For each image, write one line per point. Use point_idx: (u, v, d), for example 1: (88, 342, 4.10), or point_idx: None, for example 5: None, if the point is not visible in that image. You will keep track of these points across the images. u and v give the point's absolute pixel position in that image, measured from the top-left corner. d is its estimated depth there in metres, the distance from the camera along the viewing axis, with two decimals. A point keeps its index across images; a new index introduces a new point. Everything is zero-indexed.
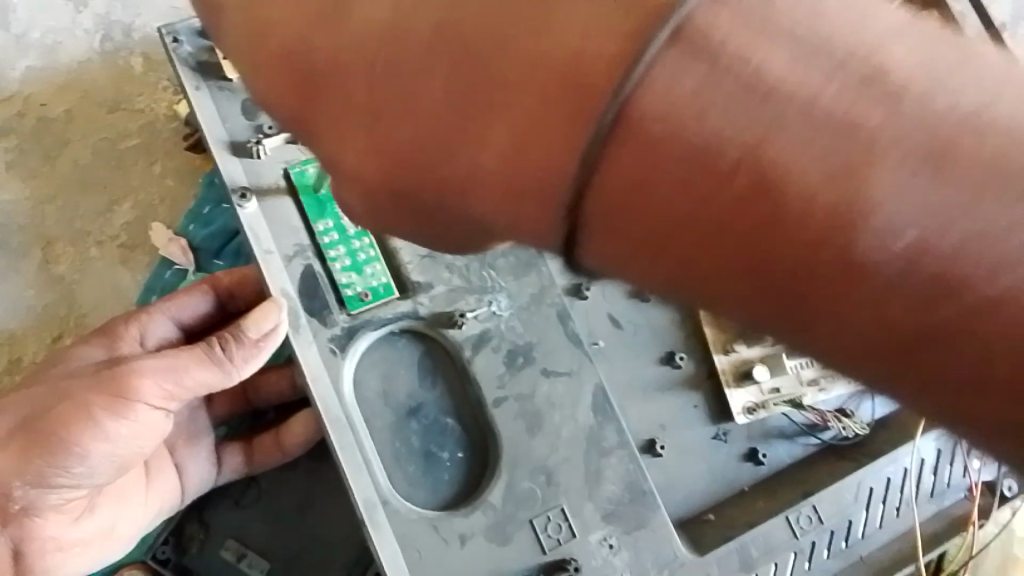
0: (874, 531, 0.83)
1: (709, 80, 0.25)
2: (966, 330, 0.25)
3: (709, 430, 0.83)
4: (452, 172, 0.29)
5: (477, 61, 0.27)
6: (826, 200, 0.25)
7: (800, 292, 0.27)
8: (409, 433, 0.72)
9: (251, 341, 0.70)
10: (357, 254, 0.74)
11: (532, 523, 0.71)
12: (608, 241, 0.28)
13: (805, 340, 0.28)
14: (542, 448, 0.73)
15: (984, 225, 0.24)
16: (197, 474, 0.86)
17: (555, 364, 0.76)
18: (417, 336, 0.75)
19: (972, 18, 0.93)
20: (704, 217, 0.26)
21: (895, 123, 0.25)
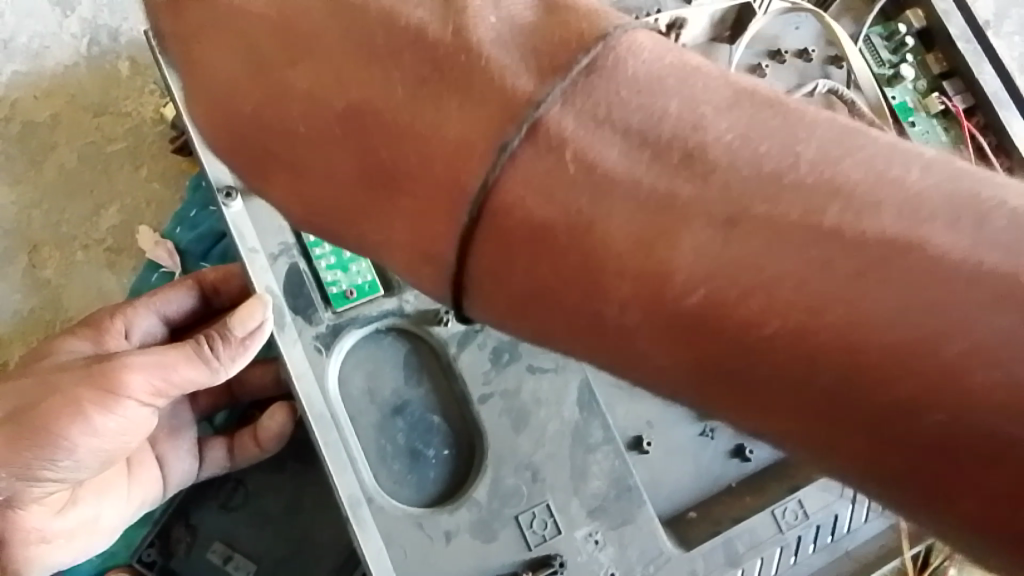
0: (860, 526, 0.83)
1: (586, 141, 0.33)
2: (790, 351, 0.30)
3: (695, 427, 0.83)
4: (370, 224, 0.37)
5: (367, 137, 0.35)
6: (644, 244, 0.32)
7: (647, 306, 0.32)
8: (395, 431, 0.72)
9: (237, 339, 0.69)
10: (342, 252, 0.74)
11: (518, 520, 0.71)
12: (486, 292, 0.36)
13: (652, 366, 0.33)
14: (528, 444, 0.73)
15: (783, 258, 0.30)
16: (180, 469, 0.85)
17: (541, 361, 0.76)
18: (402, 333, 0.75)
19: (950, 19, 0.94)
20: (557, 253, 0.33)
21: (703, 181, 0.32)
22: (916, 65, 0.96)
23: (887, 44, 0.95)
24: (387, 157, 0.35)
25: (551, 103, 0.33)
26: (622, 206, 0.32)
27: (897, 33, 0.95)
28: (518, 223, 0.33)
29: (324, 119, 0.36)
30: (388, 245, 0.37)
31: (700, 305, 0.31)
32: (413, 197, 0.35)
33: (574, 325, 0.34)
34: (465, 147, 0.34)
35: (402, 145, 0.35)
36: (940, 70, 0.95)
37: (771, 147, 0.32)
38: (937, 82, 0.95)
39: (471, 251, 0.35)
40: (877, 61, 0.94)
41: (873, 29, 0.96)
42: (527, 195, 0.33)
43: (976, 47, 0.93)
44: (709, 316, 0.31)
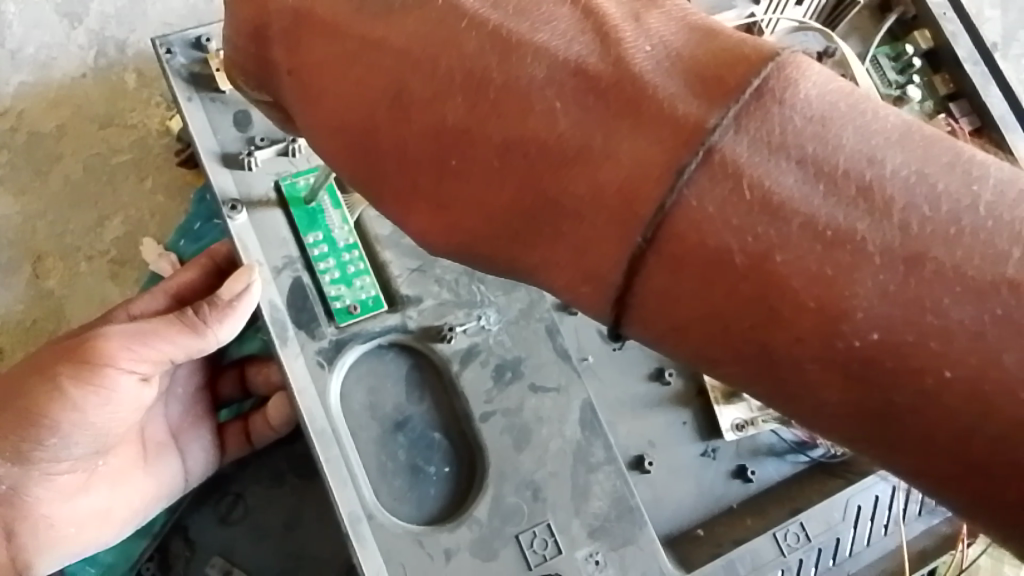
0: (862, 549, 0.81)
1: (673, 95, 0.38)
2: (792, 323, 0.35)
3: (698, 446, 0.83)
4: (419, 187, 0.43)
5: (466, 88, 0.40)
6: (712, 196, 0.36)
7: (690, 256, 0.37)
8: (395, 448, 0.72)
9: (223, 302, 0.70)
10: (346, 266, 0.74)
11: (518, 539, 0.71)
12: (509, 253, 0.43)
13: (666, 315, 0.39)
14: (529, 463, 0.73)
15: (805, 223, 0.35)
16: (196, 458, 0.86)
17: (543, 379, 0.76)
18: (404, 349, 0.74)
19: (958, 40, 0.93)
20: (589, 219, 0.39)
21: (744, 137, 0.37)
22: (923, 86, 0.95)
23: (895, 64, 0.94)
24: (455, 117, 0.41)
25: (724, 130, 0.37)
26: (655, 146, 0.37)
27: (905, 53, 0.94)
28: (694, 250, 0.37)
29: (376, 100, 0.43)
30: (547, 264, 0.42)
31: (740, 264, 0.36)
32: (588, 220, 0.39)
33: (737, 351, 0.38)
34: (642, 173, 0.37)
35: (574, 169, 0.39)
36: (947, 91, 0.94)
37: (842, 125, 0.37)
38: (943, 104, 0.94)
39: (518, 201, 0.40)
40: (883, 82, 0.93)
41: (881, 49, 0.95)
42: (706, 225, 0.36)
43: (984, 69, 0.93)
44: (881, 355, 0.34)
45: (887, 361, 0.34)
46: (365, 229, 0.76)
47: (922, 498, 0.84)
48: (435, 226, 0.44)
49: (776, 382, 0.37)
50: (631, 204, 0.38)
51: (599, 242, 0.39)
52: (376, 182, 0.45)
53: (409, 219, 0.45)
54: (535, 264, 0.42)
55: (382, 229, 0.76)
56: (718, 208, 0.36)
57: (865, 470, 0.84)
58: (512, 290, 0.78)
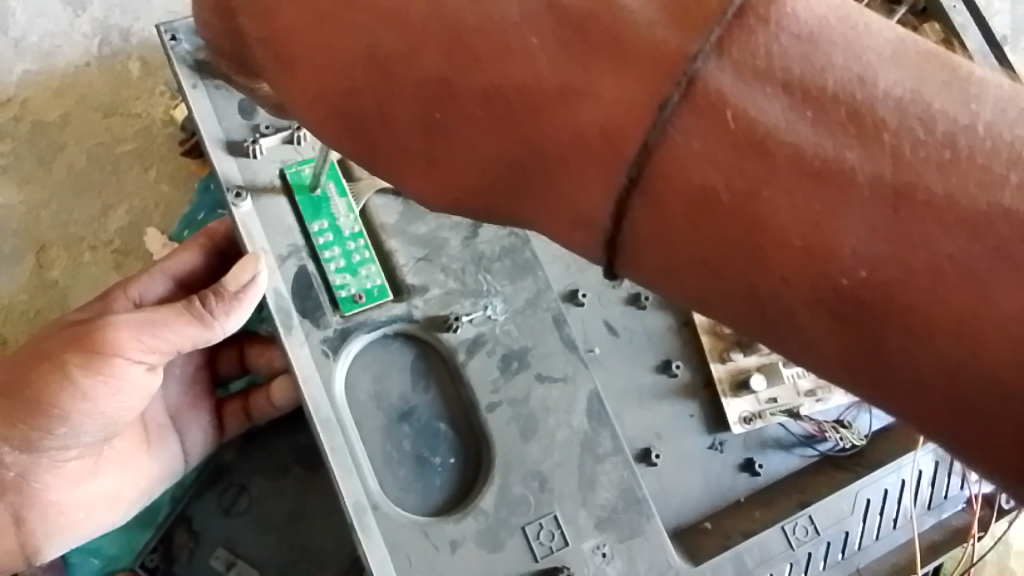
0: (872, 543, 0.80)
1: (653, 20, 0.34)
2: (777, 261, 0.33)
3: (705, 439, 0.82)
4: (399, 145, 0.39)
5: (436, 35, 0.36)
6: (695, 130, 0.34)
7: (672, 194, 0.34)
8: (401, 438, 0.71)
9: (229, 293, 0.69)
10: (351, 255, 0.73)
11: (524, 530, 0.70)
12: (497, 201, 0.40)
13: (649, 254, 0.37)
14: (535, 454, 0.72)
15: (795, 156, 0.33)
16: (196, 440, 0.86)
17: (550, 369, 0.75)
18: (410, 339, 0.74)
19: (968, 33, 0.92)
20: (577, 163, 0.36)
21: (724, 61, 0.34)
22: None
23: None
24: (428, 69, 0.36)
25: (704, 58, 0.34)
26: (640, 81, 0.34)
27: None
28: (677, 190, 0.34)
29: (340, 57, 0.37)
30: (540, 210, 0.39)
31: (725, 202, 0.34)
32: (577, 166, 0.36)
33: (728, 291, 0.36)
34: (626, 112, 0.34)
35: (561, 113, 0.35)
36: None
37: (830, 41, 0.34)
38: None
39: (503, 150, 0.37)
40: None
41: None
42: (690, 162, 0.34)
43: (993, 61, 0.91)
44: (867, 295, 0.32)
45: (876, 296, 0.32)
46: (371, 218, 0.76)
47: (932, 491, 0.83)
48: (423, 183, 0.40)
49: (762, 319, 0.36)
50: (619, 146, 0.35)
51: (587, 186, 0.36)
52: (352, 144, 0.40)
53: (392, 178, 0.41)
54: (520, 212, 0.40)
55: (388, 218, 0.76)
56: (704, 144, 0.34)
57: (873, 463, 0.83)
58: (518, 279, 0.77)
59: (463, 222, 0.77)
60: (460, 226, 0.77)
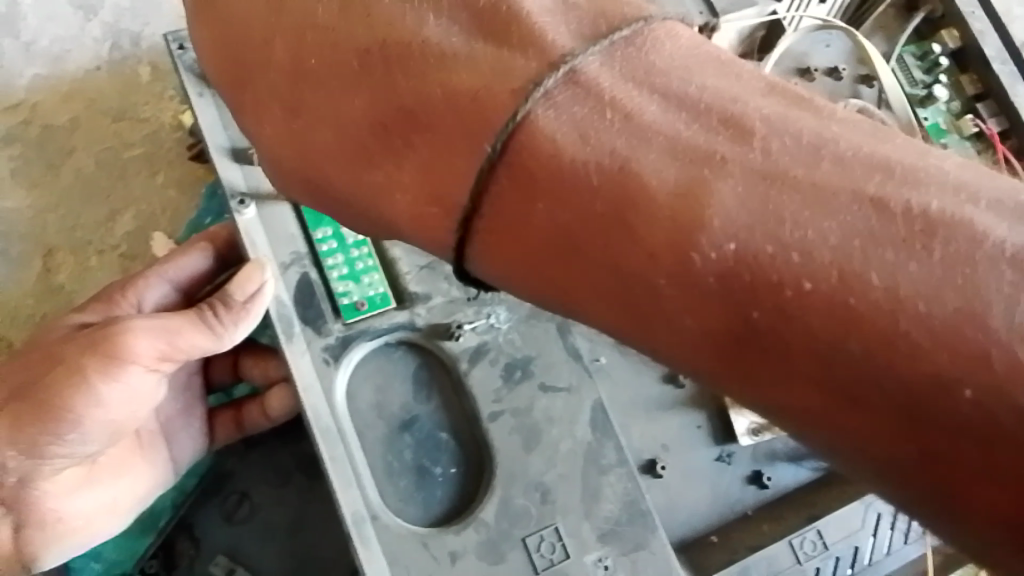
0: (882, 558, 0.79)
1: (555, 24, 0.39)
2: (641, 243, 0.35)
3: (712, 451, 0.81)
4: (299, 103, 0.44)
5: (349, 18, 0.42)
6: (563, 119, 0.37)
7: (548, 176, 0.37)
8: (402, 448, 0.70)
9: (238, 303, 0.69)
10: (354, 263, 0.73)
11: (526, 542, 0.69)
12: (363, 177, 0.43)
13: (519, 246, 0.39)
14: (538, 465, 0.71)
15: (655, 166, 0.35)
16: (184, 447, 0.87)
17: (553, 379, 0.74)
18: (412, 347, 0.73)
19: (986, 39, 0.90)
20: (440, 135, 0.39)
21: (612, 68, 0.38)
22: (950, 86, 0.92)
23: (921, 63, 0.92)
24: (338, 39, 0.42)
25: (587, 59, 0.38)
26: (528, 65, 0.38)
27: (931, 53, 0.91)
28: (543, 169, 0.37)
29: (260, 25, 0.44)
30: (395, 182, 0.42)
31: (597, 188, 0.36)
32: (435, 130, 0.39)
33: (603, 286, 0.37)
34: (486, 89, 0.38)
35: (436, 81, 0.40)
36: (975, 91, 0.91)
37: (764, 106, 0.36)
38: (970, 103, 0.91)
39: (379, 117, 0.41)
40: (910, 81, 0.91)
41: (907, 48, 0.93)
42: (557, 142, 0.37)
43: (1012, 68, 0.90)
44: (733, 271, 0.33)
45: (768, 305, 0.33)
46: None
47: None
48: (297, 138, 0.44)
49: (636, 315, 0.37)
50: (483, 109, 0.38)
51: (445, 147, 0.39)
52: (253, 100, 0.45)
53: (276, 138, 0.45)
54: (387, 188, 0.42)
55: None
56: (574, 125, 0.37)
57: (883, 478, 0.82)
58: None
59: None
60: None
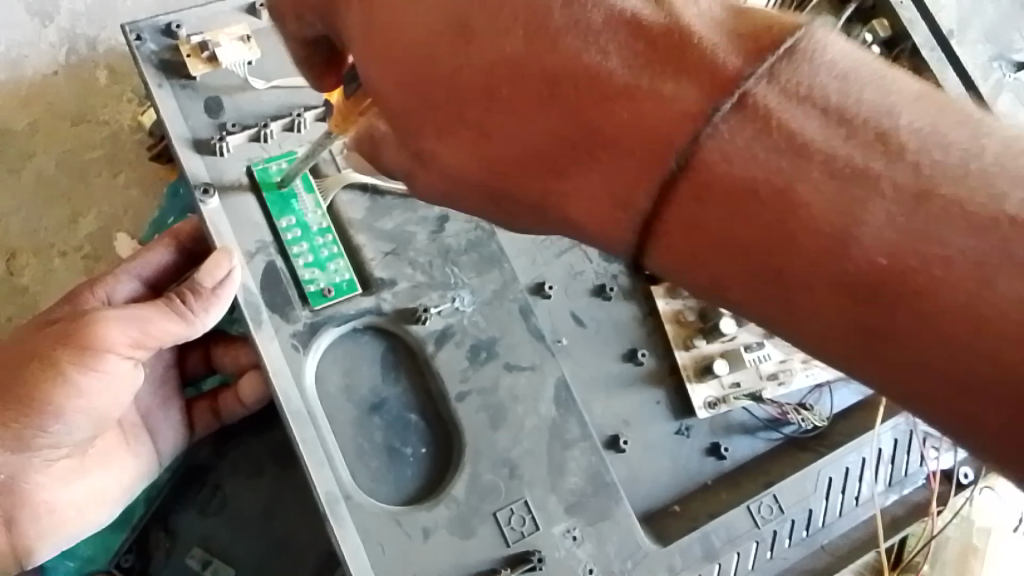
0: (835, 520, 0.83)
1: None
2: (629, 152, 0.44)
3: (672, 425, 0.84)
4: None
5: None
6: (585, 50, 0.44)
7: (562, 94, 0.45)
8: (372, 429, 0.72)
9: (207, 290, 0.69)
10: (320, 250, 0.74)
11: (495, 516, 0.72)
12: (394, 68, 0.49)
13: (523, 151, 0.47)
14: (505, 441, 0.74)
15: (668, 86, 0.43)
16: (166, 439, 0.88)
17: (517, 359, 0.77)
18: (379, 331, 0.75)
19: (915, 28, 0.95)
20: (470, 53, 0.46)
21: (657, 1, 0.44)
22: None
23: None
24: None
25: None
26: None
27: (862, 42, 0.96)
28: (554, 73, 0.45)
29: None
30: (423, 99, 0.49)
31: (602, 115, 0.44)
32: (480, 38, 0.46)
33: (592, 186, 0.46)
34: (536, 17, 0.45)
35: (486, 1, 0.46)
36: None
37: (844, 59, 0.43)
38: None
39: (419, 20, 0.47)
40: None
41: None
42: (580, 52, 0.44)
43: (940, 55, 0.95)
44: (713, 171, 0.42)
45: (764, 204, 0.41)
46: (338, 213, 0.76)
47: (893, 469, 0.86)
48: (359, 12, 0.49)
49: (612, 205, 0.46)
50: (537, 37, 0.45)
51: (488, 60, 0.46)
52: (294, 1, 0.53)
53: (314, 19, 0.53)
54: (408, 107, 0.50)
55: (356, 213, 0.77)
56: (603, 44, 0.44)
57: (834, 443, 0.85)
58: (485, 271, 0.78)
59: (430, 217, 0.78)
60: (427, 219, 0.78)
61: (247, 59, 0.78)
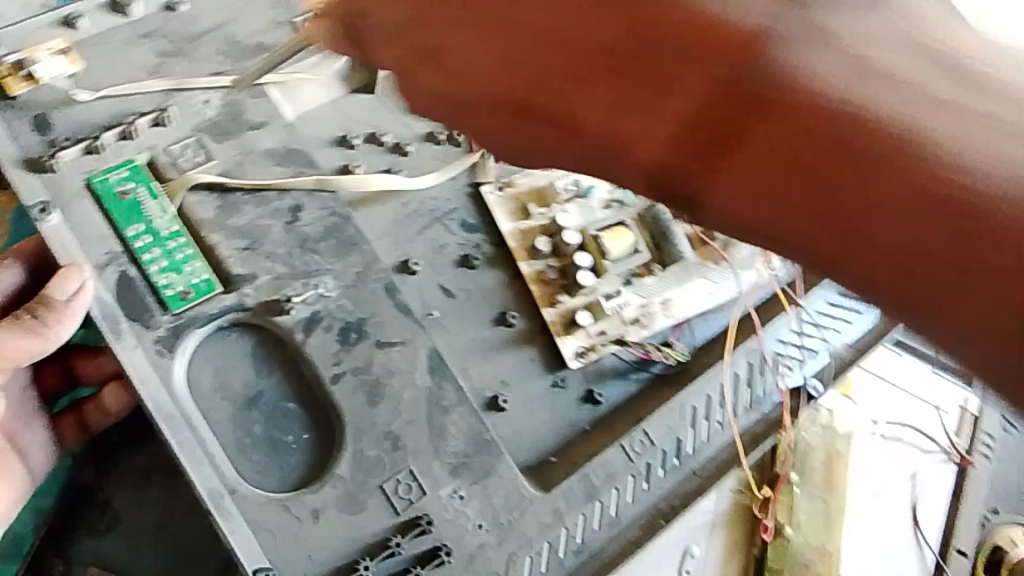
0: (703, 445, 0.86)
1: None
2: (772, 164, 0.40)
3: (548, 379, 0.88)
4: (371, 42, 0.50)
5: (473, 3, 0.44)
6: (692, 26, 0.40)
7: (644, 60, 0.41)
8: (251, 423, 0.73)
9: (59, 305, 0.70)
10: (174, 254, 0.74)
11: (383, 488, 0.73)
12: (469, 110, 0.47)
13: (675, 133, 0.41)
14: (384, 416, 0.75)
15: (806, 66, 0.39)
16: (38, 457, 0.84)
17: (387, 335, 0.77)
18: (246, 327, 0.75)
19: None
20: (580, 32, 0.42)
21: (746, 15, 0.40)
22: None
23: None
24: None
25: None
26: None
27: None
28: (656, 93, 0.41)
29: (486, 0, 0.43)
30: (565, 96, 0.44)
31: (725, 105, 0.40)
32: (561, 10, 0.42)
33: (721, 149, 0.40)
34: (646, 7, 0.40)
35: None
36: None
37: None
38: None
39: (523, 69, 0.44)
40: None
41: None
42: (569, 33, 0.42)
43: None
44: (842, 163, 0.38)
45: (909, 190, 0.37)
46: (188, 215, 0.76)
47: (750, 392, 0.91)
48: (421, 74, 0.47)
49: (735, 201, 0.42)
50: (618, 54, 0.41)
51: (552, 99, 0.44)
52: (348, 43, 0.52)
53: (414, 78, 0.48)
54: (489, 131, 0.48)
55: (206, 213, 0.77)
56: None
57: (694, 374, 0.89)
58: (346, 256, 0.79)
59: (283, 208, 0.79)
60: (280, 212, 0.78)
61: (69, 74, 0.79)
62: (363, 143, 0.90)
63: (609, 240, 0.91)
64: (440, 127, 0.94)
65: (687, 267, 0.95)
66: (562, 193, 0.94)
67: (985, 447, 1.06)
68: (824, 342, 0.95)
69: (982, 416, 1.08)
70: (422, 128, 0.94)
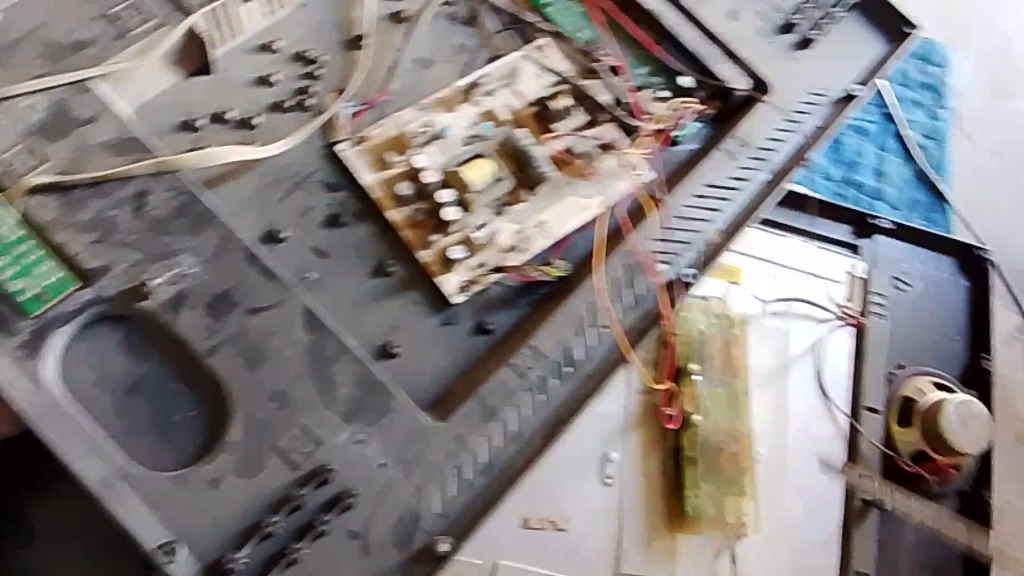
0: (593, 346, 0.86)
1: None
2: None
3: (436, 317, 0.89)
4: None
5: None
6: None
7: None
8: (136, 410, 0.74)
9: None
10: (21, 259, 0.74)
11: (279, 446, 0.74)
12: None
13: None
14: (269, 377, 0.76)
15: None
16: None
17: (258, 300, 0.78)
18: (110, 318, 0.75)
19: None
20: None
21: None
22: None
23: None
24: None
25: None
26: None
27: None
28: None
29: None
30: None
31: None
32: None
33: None
34: None
35: None
36: None
37: None
38: None
39: None
40: None
41: None
42: None
43: None
44: None
45: None
46: (31, 219, 0.75)
47: (632, 291, 0.90)
48: None
49: None
50: None
51: None
52: None
53: None
54: None
55: (50, 213, 0.76)
56: None
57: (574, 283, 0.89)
58: (201, 231, 0.79)
59: (128, 196, 0.78)
60: (125, 200, 0.78)
61: None
62: (208, 123, 0.90)
63: (471, 174, 0.91)
64: (284, 96, 0.94)
65: (556, 186, 0.96)
66: (415, 136, 0.94)
67: (877, 307, 1.10)
68: (702, 225, 0.97)
69: (870, 278, 1.12)
70: (266, 98, 0.94)
